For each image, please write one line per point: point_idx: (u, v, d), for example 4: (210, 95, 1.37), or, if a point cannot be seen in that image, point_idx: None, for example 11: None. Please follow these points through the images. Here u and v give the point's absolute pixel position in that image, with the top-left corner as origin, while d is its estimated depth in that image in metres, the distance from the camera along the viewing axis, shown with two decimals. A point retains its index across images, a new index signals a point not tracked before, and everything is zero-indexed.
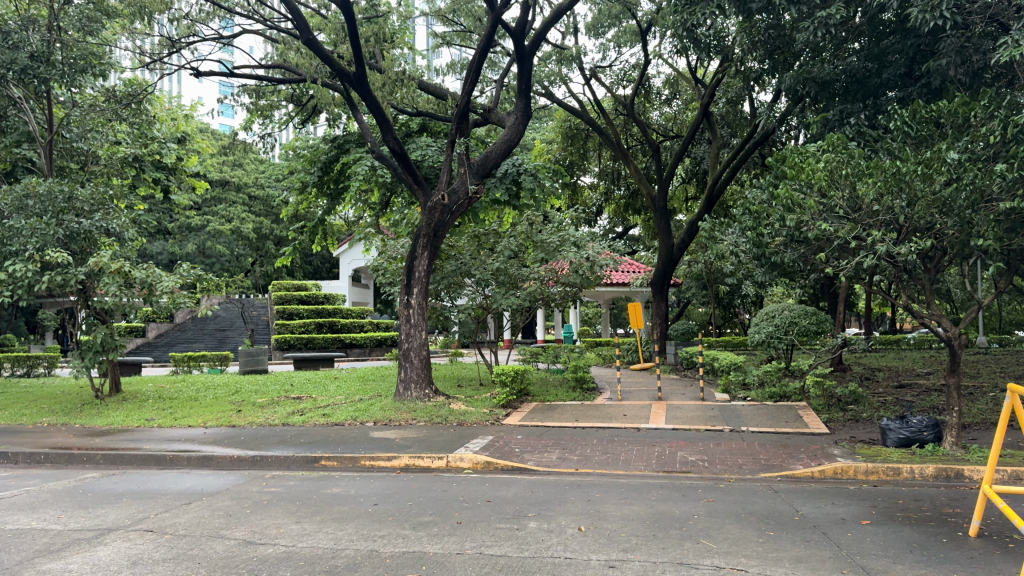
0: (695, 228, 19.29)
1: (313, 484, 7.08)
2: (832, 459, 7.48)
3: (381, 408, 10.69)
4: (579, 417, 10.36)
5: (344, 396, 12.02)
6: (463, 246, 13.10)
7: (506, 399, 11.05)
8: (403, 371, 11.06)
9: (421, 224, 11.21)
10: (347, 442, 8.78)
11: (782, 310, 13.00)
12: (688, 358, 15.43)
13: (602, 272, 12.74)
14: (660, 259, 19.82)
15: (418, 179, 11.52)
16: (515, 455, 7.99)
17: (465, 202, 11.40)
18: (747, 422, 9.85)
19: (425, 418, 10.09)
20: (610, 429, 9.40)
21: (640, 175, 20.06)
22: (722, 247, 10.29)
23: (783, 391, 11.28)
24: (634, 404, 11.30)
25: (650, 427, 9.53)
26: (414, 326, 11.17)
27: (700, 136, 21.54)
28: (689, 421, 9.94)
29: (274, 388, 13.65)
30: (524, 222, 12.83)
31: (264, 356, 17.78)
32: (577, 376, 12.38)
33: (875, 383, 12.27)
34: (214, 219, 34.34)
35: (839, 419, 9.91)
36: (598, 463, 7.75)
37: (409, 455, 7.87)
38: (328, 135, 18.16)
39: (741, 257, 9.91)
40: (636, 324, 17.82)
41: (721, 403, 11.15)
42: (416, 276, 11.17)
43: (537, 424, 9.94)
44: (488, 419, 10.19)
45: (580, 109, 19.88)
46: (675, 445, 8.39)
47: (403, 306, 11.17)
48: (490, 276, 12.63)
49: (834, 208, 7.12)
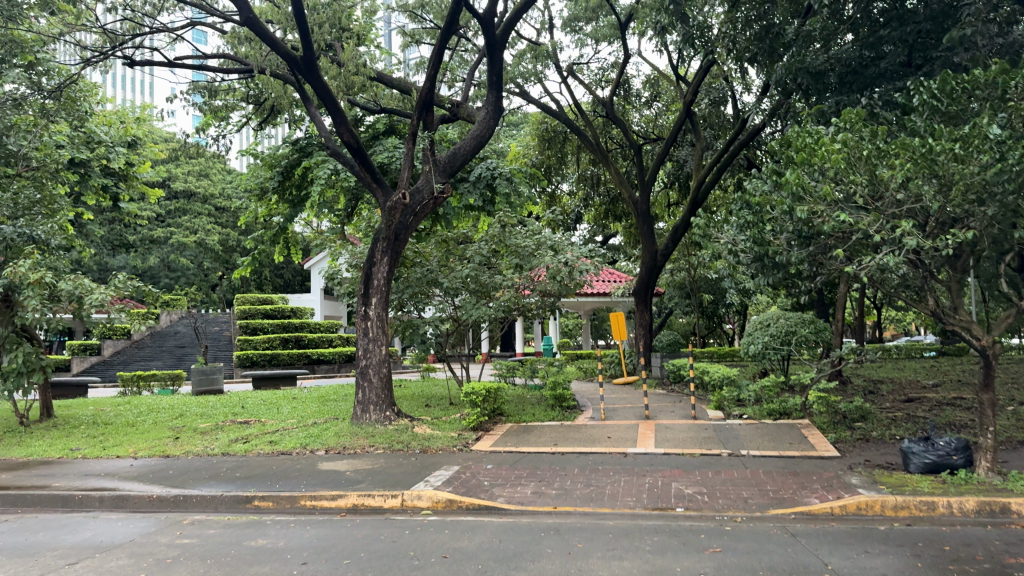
0: (679, 232, 18.30)
1: (238, 533, 5.89)
2: (854, 491, 6.40)
3: (335, 434, 9.50)
4: (558, 440, 9.22)
5: (297, 420, 10.81)
6: (429, 252, 11.97)
7: (477, 421, 9.88)
8: (361, 392, 9.80)
9: (380, 226, 9.90)
10: (289, 477, 7.57)
11: (777, 318, 11.98)
12: (675, 372, 14.32)
13: (582, 280, 11.56)
14: (644, 267, 18.76)
15: (377, 176, 10.23)
16: (483, 490, 6.85)
17: (430, 202, 10.26)
18: (746, 444, 8.76)
19: (383, 445, 8.90)
20: (593, 455, 8.29)
21: (620, 178, 18.98)
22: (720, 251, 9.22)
23: (782, 408, 10.20)
24: (619, 423, 10.17)
25: (639, 451, 8.41)
26: (373, 340, 9.77)
27: (682, 139, 20.53)
28: (682, 444, 8.83)
29: (223, 410, 12.40)
30: (497, 224, 11.69)
31: (219, 375, 16.50)
32: (555, 394, 11.25)
33: (881, 397, 11.24)
34: (178, 231, 32.99)
35: (848, 440, 8.88)
36: (579, 498, 6.63)
37: (358, 493, 6.68)
38: (291, 139, 16.96)
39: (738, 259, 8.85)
40: (619, 336, 16.72)
41: (715, 421, 10.05)
42: (374, 284, 9.81)
43: (511, 449, 8.78)
44: (455, 444, 9.03)
45: (558, 110, 18.87)
46: (667, 474, 7.28)
47: (360, 318, 9.80)
48: (460, 284, 11.43)
49: (852, 196, 6.06)
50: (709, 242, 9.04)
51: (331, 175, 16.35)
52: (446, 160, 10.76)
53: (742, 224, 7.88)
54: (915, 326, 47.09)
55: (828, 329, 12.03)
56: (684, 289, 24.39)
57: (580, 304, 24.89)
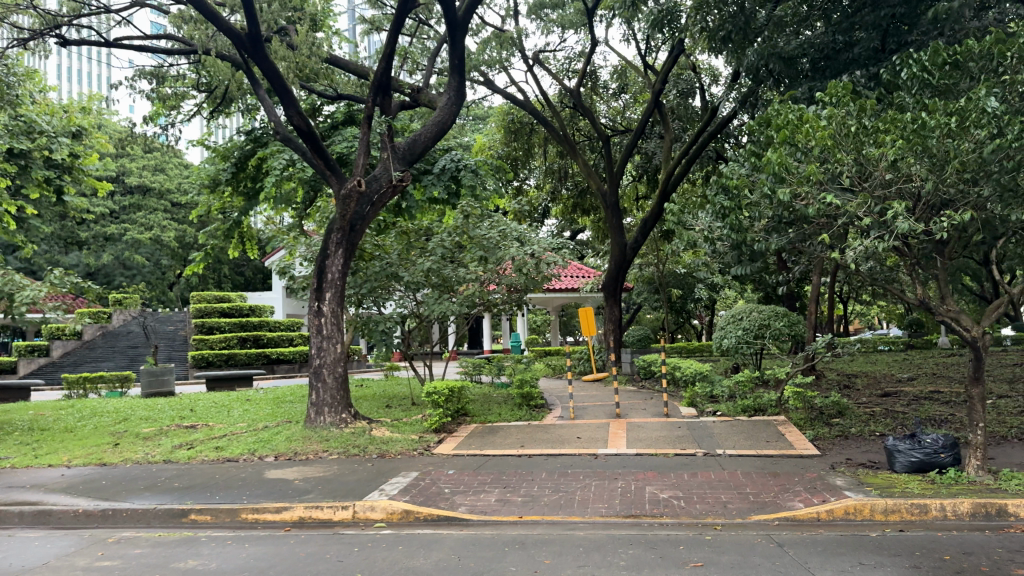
0: (648, 225, 17.89)
1: (166, 554, 5.28)
2: (840, 493, 5.97)
3: (287, 439, 8.88)
4: (524, 442, 8.69)
5: (247, 424, 10.17)
6: (389, 245, 11.36)
7: (438, 422, 9.29)
8: (314, 393, 9.15)
9: (334, 217, 9.25)
10: (232, 487, 6.96)
11: (750, 311, 11.60)
12: (646, 367, 13.88)
13: (549, 273, 11.00)
14: (613, 261, 18.32)
15: (331, 164, 9.56)
16: (443, 499, 6.31)
17: (388, 190, 9.59)
18: (722, 443, 8.31)
19: (338, 450, 8.32)
20: (561, 457, 7.80)
21: (588, 169, 18.50)
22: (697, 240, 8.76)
23: (758, 404, 9.80)
24: (589, 422, 9.68)
25: (610, 452, 7.93)
26: (327, 338, 9.14)
27: (651, 131, 20.12)
28: (655, 443, 8.36)
29: (170, 414, 11.70)
30: (459, 214, 11.11)
31: (170, 376, 15.74)
32: (522, 392, 10.75)
33: (856, 392, 10.92)
34: (133, 227, 31.90)
35: (827, 438, 8.50)
36: (547, 506, 6.12)
37: (305, 505, 6.11)
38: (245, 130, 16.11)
39: (713, 248, 8.40)
40: (588, 332, 16.27)
41: (688, 419, 9.61)
42: (327, 277, 9.16)
43: (474, 452, 8.23)
44: (415, 448, 8.47)
45: (524, 100, 18.33)
46: (641, 477, 6.80)
47: (313, 315, 9.14)
48: (421, 278, 10.80)
49: (838, 176, 5.67)
50: (685, 230, 8.58)
51: (286, 167, 15.64)
52: (405, 148, 10.18)
53: (719, 211, 7.42)
54: (879, 320, 47.49)
55: (802, 322, 11.66)
56: (653, 284, 24.04)
57: (547, 299, 24.42)
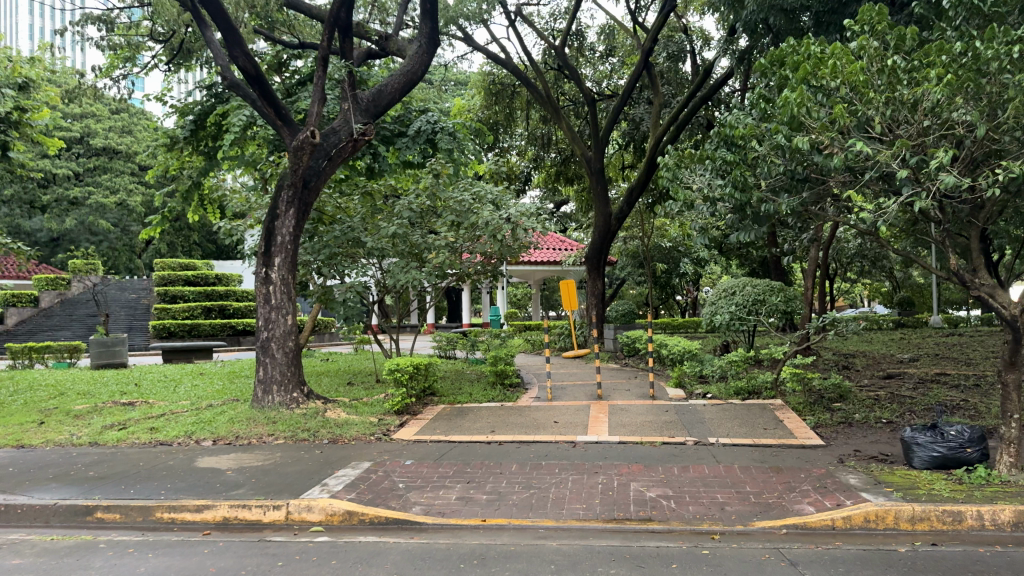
0: (634, 194, 16.95)
1: (50, 565, 4.35)
2: (856, 495, 5.12)
3: (229, 421, 7.95)
4: (495, 426, 7.79)
5: (191, 402, 9.21)
6: (353, 208, 10.31)
7: (401, 404, 8.34)
8: (262, 369, 8.17)
9: (286, 172, 8.20)
10: (152, 478, 6.03)
11: (744, 285, 10.73)
12: (630, 345, 12.99)
13: (527, 240, 10.00)
14: (597, 232, 17.40)
15: (283, 113, 8.54)
16: (395, 496, 5.42)
17: (349, 145, 8.63)
18: (714, 430, 7.46)
19: (285, 435, 7.41)
20: (535, 445, 6.92)
21: (572, 134, 17.47)
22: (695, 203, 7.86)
23: (752, 386, 8.94)
24: (568, 404, 8.82)
25: (590, 440, 7.06)
26: (277, 308, 8.14)
27: (638, 96, 19.07)
28: (640, 429, 7.51)
29: (111, 390, 10.73)
30: (429, 173, 10.05)
31: (123, 347, 14.71)
32: (495, 370, 9.86)
33: (855, 373, 10.14)
34: (98, 191, 30.55)
35: (829, 426, 7.70)
36: (516, 506, 5.24)
37: (230, 503, 5.20)
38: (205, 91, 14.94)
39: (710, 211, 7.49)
40: (570, 306, 15.40)
41: (676, 402, 8.76)
42: (277, 239, 8.12)
43: (438, 437, 7.33)
44: (373, 432, 7.56)
45: (506, 58, 17.23)
46: (625, 471, 5.93)
47: (261, 282, 8.13)
48: (385, 244, 9.78)
49: (867, 122, 4.95)
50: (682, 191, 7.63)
51: (245, 125, 14.54)
52: (370, 99, 9.22)
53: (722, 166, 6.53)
54: (861, 297, 47.14)
55: (800, 297, 10.81)
56: (638, 257, 23.16)
57: (528, 272, 23.51)
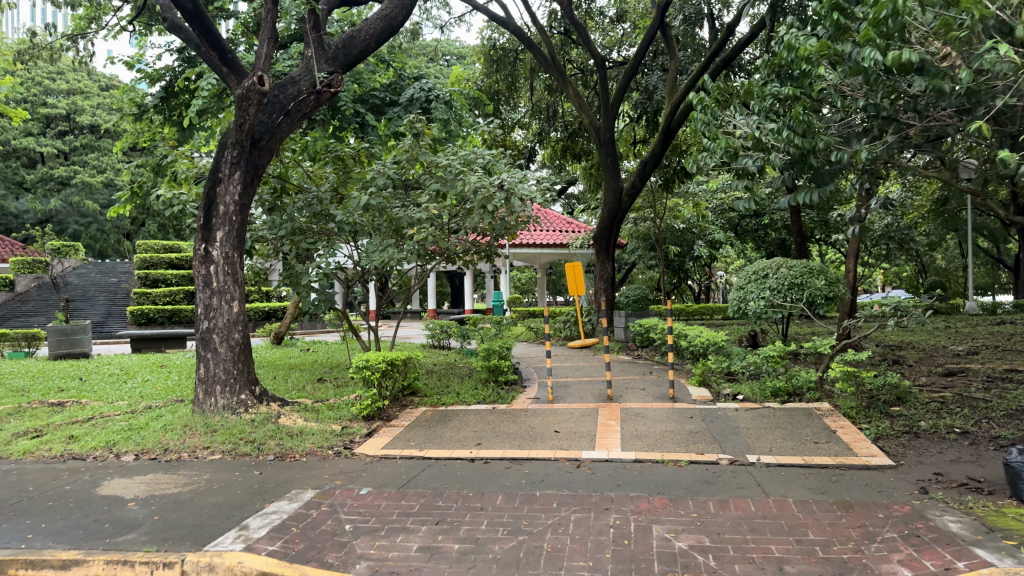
0: (648, 168, 15.40)
1: None
2: (969, 554, 3.70)
3: (162, 430, 6.56)
4: (482, 437, 6.37)
5: (129, 402, 7.80)
6: (324, 176, 8.81)
7: (370, 408, 6.91)
8: (203, 367, 6.76)
9: (229, 127, 6.78)
10: (30, 512, 4.65)
11: (778, 267, 9.29)
12: (643, 334, 11.60)
13: (526, 214, 8.53)
14: (607, 211, 15.89)
15: (228, 59, 7.14)
16: (335, 544, 4.02)
17: (309, 97, 7.22)
18: (751, 443, 6.03)
19: (223, 449, 6.04)
20: (529, 465, 5.51)
21: (579, 101, 15.84)
22: (732, 163, 6.33)
23: (794, 387, 7.47)
24: (573, 407, 7.42)
25: (599, 458, 5.65)
26: (219, 292, 6.71)
27: (652, 61, 17.37)
28: (660, 442, 6.09)
29: (48, 386, 9.32)
30: (408, 133, 8.49)
31: (86, 335, 13.28)
32: (488, 364, 8.45)
33: (908, 369, 8.69)
34: (84, 169, 29.09)
35: (894, 439, 6.27)
36: (498, 560, 3.82)
37: (108, 558, 3.82)
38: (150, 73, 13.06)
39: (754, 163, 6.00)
40: (576, 291, 13.96)
41: (701, 405, 7.32)
42: (219, 208, 6.71)
43: (411, 452, 5.92)
44: (332, 445, 6.16)
45: (507, 19, 15.62)
46: (646, 505, 4.52)
47: (199, 261, 6.71)
48: (359, 217, 8.32)
49: None
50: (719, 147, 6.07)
51: (215, 92, 13.06)
52: (338, 46, 7.81)
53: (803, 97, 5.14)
54: (878, 281, 45.58)
55: (843, 282, 9.34)
56: (649, 240, 21.65)
57: (532, 256, 22.00)
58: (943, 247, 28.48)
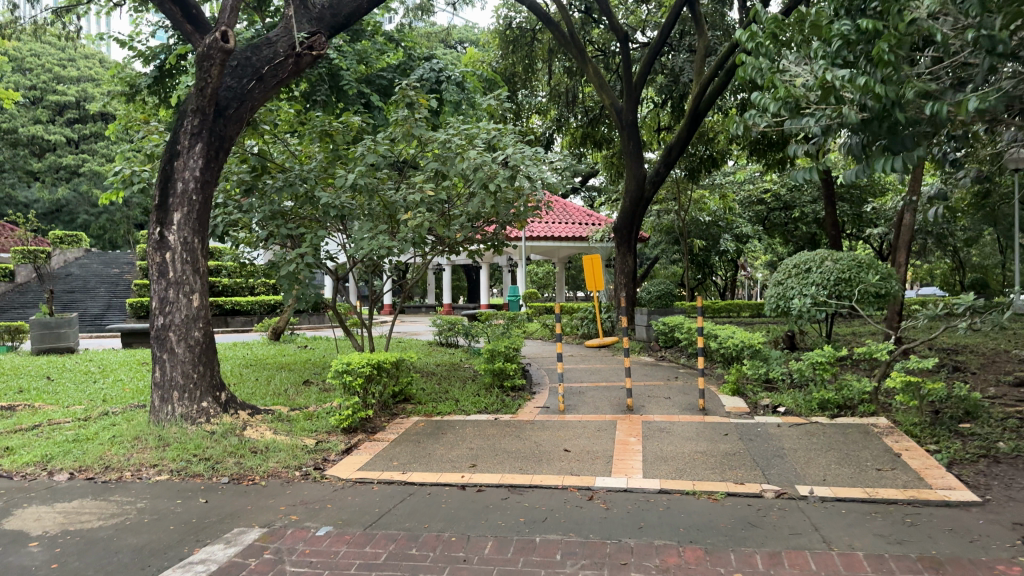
0: (673, 154, 14.28)
1: None
2: None
3: (108, 443, 5.64)
4: (479, 456, 5.40)
5: (84, 407, 6.90)
6: (312, 154, 7.79)
7: (351, 419, 5.95)
8: (159, 370, 5.85)
9: (189, 92, 5.86)
10: None
11: (822, 261, 8.25)
12: (667, 334, 10.58)
13: (536, 197, 7.49)
14: (629, 200, 14.82)
15: (192, 16, 6.22)
16: None
17: (285, 61, 6.28)
18: (799, 470, 5.01)
19: (172, 470, 5.11)
20: (532, 496, 4.54)
21: (600, 81, 14.71)
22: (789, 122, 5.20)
23: (845, 399, 6.43)
24: (588, 418, 6.45)
25: (616, 487, 4.66)
26: (176, 283, 5.79)
27: (679, 42, 16.19)
28: (689, 465, 5.09)
29: (10, 385, 8.47)
30: (401, 103, 7.44)
31: (72, 329, 12.45)
32: (491, 367, 7.50)
33: (972, 378, 7.60)
34: (93, 158, 28.42)
35: (971, 465, 5.21)
36: None
37: None
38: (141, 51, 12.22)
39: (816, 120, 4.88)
40: (595, 286, 12.94)
41: (737, 419, 6.31)
42: (176, 186, 5.80)
43: (391, 475, 4.95)
44: (301, 465, 5.22)
45: None
46: (675, 559, 3.52)
47: (154, 248, 5.80)
48: (346, 200, 7.33)
49: None
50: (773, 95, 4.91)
51: None
52: (325, 5, 6.79)
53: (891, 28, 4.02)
54: (908, 281, 44.02)
55: (896, 278, 8.27)
56: (673, 233, 20.78)
57: (549, 248, 20.99)
58: (984, 243, 27.07)
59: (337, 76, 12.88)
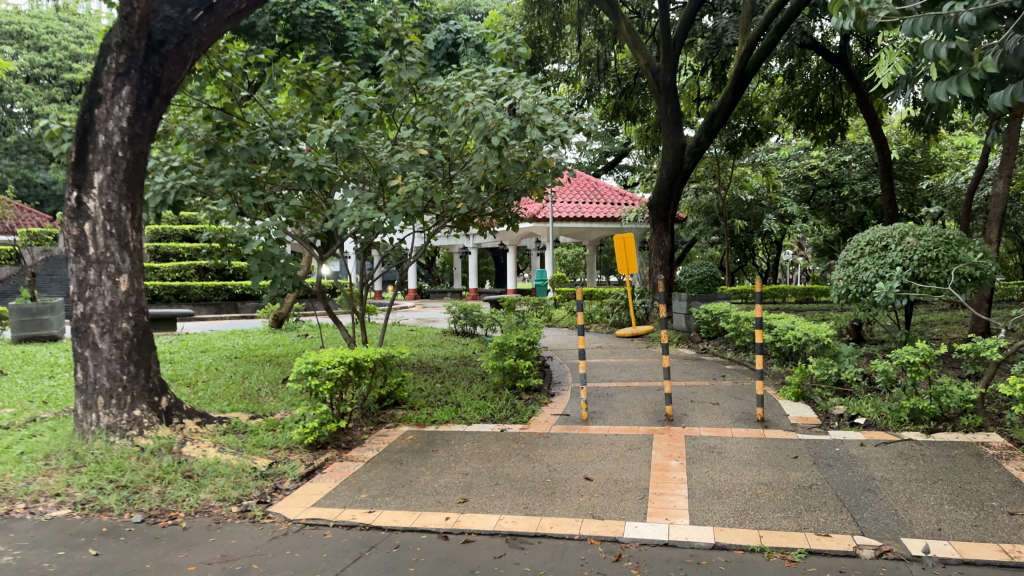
0: (714, 122, 12.82)
1: None
2: None
3: (13, 462, 4.50)
4: (473, 486, 4.15)
5: (15, 411, 5.79)
6: (291, 110, 6.58)
7: (318, 434, 4.73)
8: (80, 370, 4.69)
9: (113, 22, 4.66)
10: None
11: (903, 237, 6.86)
12: (710, 323, 9.25)
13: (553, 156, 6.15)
14: (665, 173, 13.39)
15: None
16: None
17: None
18: (904, 515, 3.66)
19: (74, 502, 3.95)
20: (535, 552, 3.28)
21: (633, 40, 13.21)
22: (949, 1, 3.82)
23: (943, 408, 5.07)
24: (615, 430, 5.18)
25: (652, 541, 3.37)
26: (96, 261, 4.63)
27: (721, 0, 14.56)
28: (749, 504, 3.79)
29: None
30: (390, 43, 6.16)
31: (55, 316, 11.50)
32: (501, 364, 6.25)
33: None
34: None
35: None
36: None
37: None
38: None
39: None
40: (627, 269, 11.61)
41: (804, 433, 4.97)
42: (96, 139, 4.63)
43: (351, 515, 3.73)
44: (240, 496, 4.02)
45: None
46: None
47: (69, 217, 4.63)
48: (324, 162, 6.08)
49: None
50: None
51: None
52: None
53: None
54: None
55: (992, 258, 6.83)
56: (712, 213, 19.34)
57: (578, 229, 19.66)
58: None
59: (343, 38, 11.63)
